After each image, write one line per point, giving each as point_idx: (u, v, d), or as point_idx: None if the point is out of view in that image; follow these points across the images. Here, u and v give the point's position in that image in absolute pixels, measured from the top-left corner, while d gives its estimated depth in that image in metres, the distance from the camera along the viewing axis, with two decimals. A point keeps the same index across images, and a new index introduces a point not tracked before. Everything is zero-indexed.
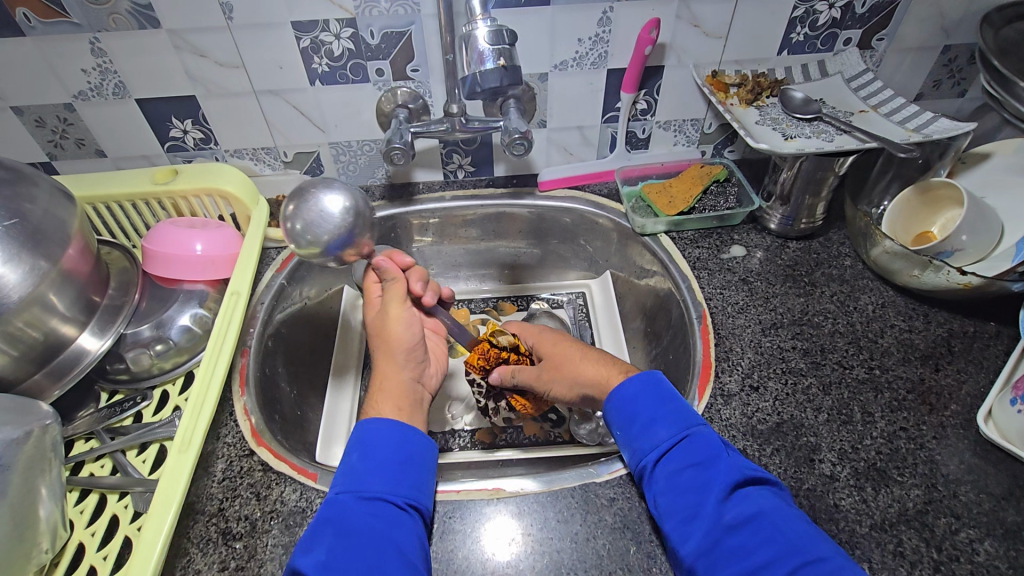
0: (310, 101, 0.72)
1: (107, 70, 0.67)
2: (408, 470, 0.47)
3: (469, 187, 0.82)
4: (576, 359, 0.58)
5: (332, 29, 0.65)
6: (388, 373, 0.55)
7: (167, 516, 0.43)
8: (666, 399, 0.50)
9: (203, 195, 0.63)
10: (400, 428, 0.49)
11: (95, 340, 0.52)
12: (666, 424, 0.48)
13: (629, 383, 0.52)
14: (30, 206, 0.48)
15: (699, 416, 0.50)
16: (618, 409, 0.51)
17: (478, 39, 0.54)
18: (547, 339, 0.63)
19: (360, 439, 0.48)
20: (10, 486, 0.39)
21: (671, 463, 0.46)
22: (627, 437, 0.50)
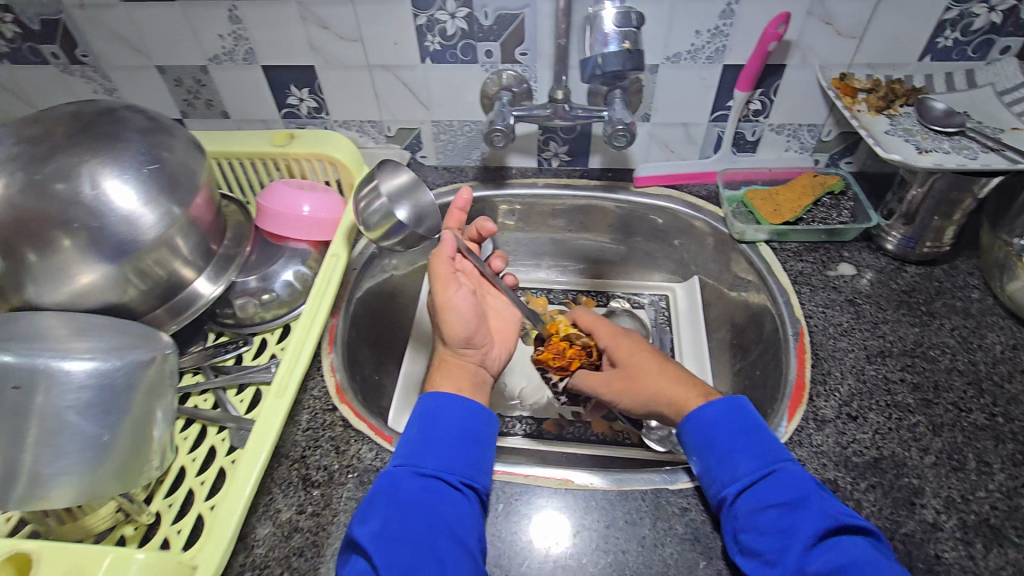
0: (418, 79, 0.74)
1: (240, 37, 0.72)
2: (471, 446, 0.49)
3: (562, 176, 0.81)
4: (658, 372, 0.56)
5: (449, 8, 0.67)
6: (450, 355, 0.57)
7: (262, 451, 0.46)
8: (748, 432, 0.48)
9: (314, 160, 0.66)
10: (462, 404, 0.50)
11: (209, 286, 0.56)
12: (748, 456, 0.46)
13: (712, 408, 0.50)
14: (168, 154, 0.52)
15: (784, 451, 0.47)
16: (695, 434, 0.49)
17: (603, 20, 0.52)
18: (628, 340, 0.62)
19: (431, 408, 0.50)
20: (132, 405, 0.41)
21: (751, 500, 0.44)
22: (703, 467, 0.48)
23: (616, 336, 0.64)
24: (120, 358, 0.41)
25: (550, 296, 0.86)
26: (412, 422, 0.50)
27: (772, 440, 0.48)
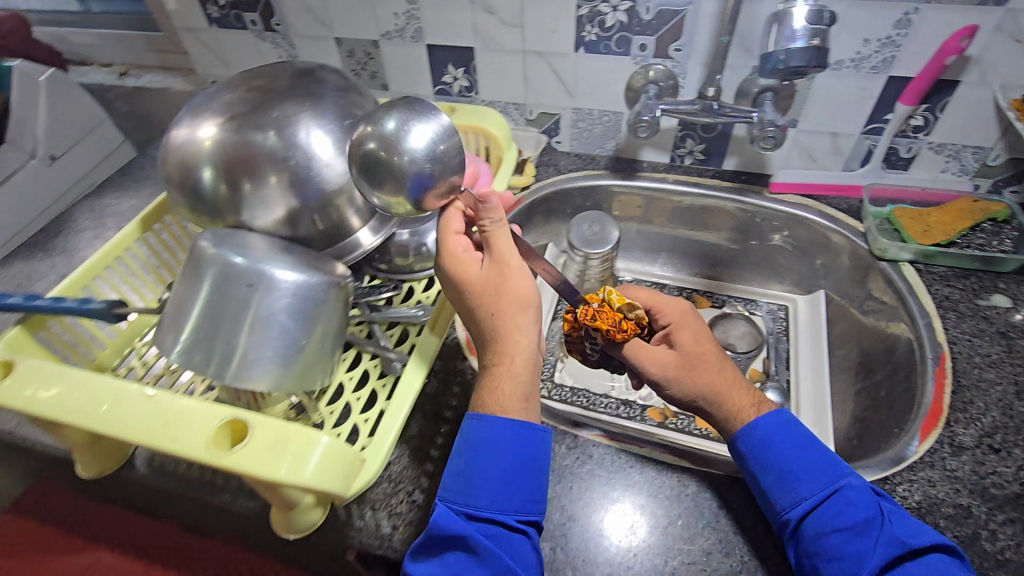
0: (569, 66, 0.77)
1: (413, 16, 0.79)
2: (521, 477, 0.45)
3: (694, 174, 0.82)
4: (720, 366, 0.52)
5: (612, 1, 0.69)
6: (507, 330, 0.49)
7: (419, 374, 0.53)
8: (796, 450, 0.47)
9: (470, 132, 0.71)
10: (510, 432, 0.45)
11: (369, 236, 0.63)
12: (809, 479, 0.46)
13: (760, 423, 0.49)
14: (359, 112, 0.59)
15: (842, 464, 0.47)
16: (749, 452, 0.48)
17: (794, 17, 0.54)
18: (696, 325, 0.55)
19: (475, 438, 0.45)
20: (324, 316, 0.49)
21: (817, 523, 0.44)
22: (763, 486, 0.47)
23: (681, 323, 0.55)
24: (319, 276, 0.49)
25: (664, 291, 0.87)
26: (458, 455, 0.46)
27: (831, 458, 0.47)
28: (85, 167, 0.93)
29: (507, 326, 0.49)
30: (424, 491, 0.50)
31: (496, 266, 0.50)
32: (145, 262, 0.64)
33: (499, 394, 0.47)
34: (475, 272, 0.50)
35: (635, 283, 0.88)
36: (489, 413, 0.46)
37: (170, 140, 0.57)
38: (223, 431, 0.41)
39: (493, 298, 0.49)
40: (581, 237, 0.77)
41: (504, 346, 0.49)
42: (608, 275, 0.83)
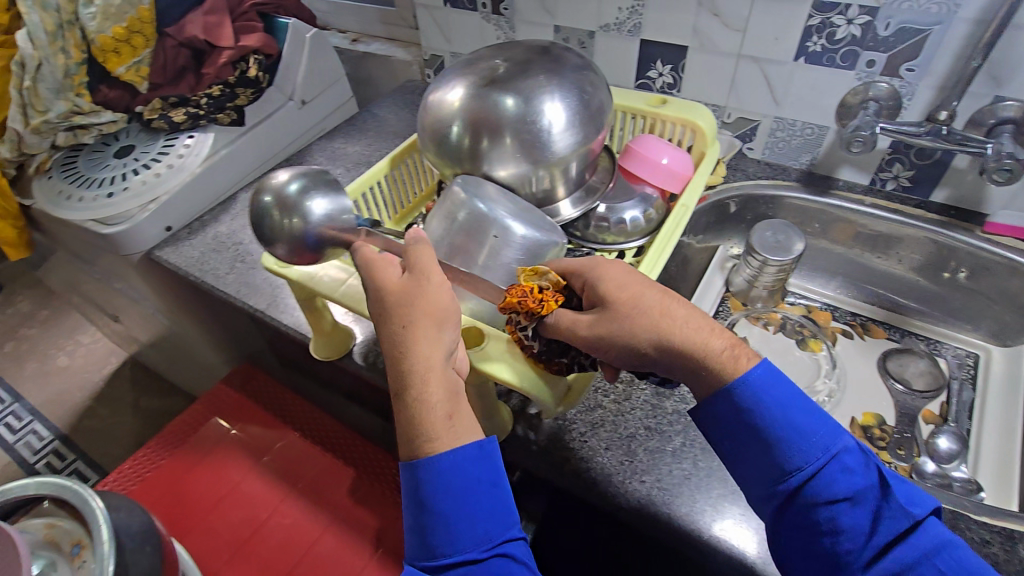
0: (783, 75, 0.78)
1: (636, 12, 0.84)
2: (475, 501, 0.42)
3: (895, 201, 0.79)
4: (654, 316, 0.47)
5: (849, 13, 0.69)
6: (416, 342, 0.44)
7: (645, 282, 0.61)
8: (778, 410, 0.43)
9: (677, 125, 0.74)
10: (454, 463, 0.41)
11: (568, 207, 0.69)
12: (802, 446, 0.42)
13: (751, 380, 0.44)
14: (591, 90, 0.65)
15: (830, 420, 0.43)
16: (731, 421, 0.44)
17: None
18: (622, 268, 0.51)
19: (428, 483, 0.42)
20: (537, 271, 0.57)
21: (813, 497, 0.41)
22: (746, 457, 0.44)
23: (599, 272, 0.51)
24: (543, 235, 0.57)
25: (835, 314, 0.85)
26: (426, 508, 0.42)
27: (824, 420, 0.43)
28: (323, 114, 1.10)
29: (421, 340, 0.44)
30: (597, 437, 0.58)
31: (417, 277, 0.46)
32: (395, 188, 0.73)
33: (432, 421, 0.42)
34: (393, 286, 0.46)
35: (804, 301, 0.86)
36: (427, 460, 0.42)
37: (428, 100, 0.67)
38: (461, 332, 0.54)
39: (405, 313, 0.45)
40: (763, 243, 0.78)
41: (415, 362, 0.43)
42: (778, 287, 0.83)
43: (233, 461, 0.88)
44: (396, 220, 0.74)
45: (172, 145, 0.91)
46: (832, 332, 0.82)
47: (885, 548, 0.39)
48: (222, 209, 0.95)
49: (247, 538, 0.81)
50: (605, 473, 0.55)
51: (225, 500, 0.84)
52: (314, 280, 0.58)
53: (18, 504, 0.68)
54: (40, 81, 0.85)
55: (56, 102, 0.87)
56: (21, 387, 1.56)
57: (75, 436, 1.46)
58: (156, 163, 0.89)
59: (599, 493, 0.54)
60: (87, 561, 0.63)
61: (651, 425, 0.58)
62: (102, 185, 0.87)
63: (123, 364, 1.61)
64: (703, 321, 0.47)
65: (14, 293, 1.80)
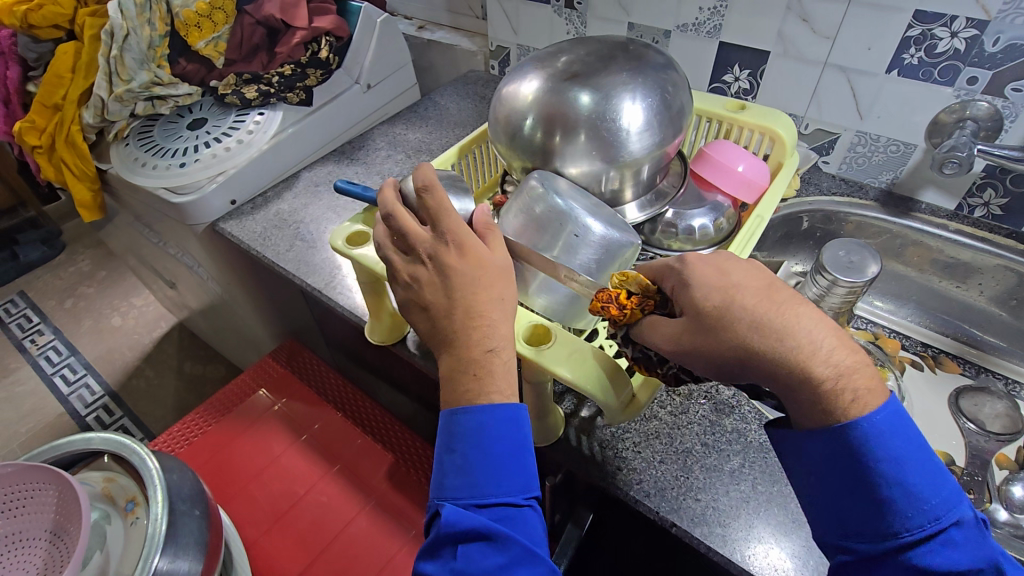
0: (872, 87, 0.74)
1: (718, 13, 0.81)
2: (517, 461, 0.43)
3: (983, 229, 0.74)
4: (748, 323, 0.41)
5: (954, 26, 0.65)
6: (484, 305, 0.45)
7: None
8: (889, 465, 0.37)
9: (756, 132, 0.71)
10: (501, 418, 0.43)
11: (634, 210, 0.67)
12: (912, 506, 0.37)
13: (870, 423, 0.38)
14: (671, 90, 0.63)
15: (951, 487, 0.38)
16: (832, 462, 0.39)
17: None
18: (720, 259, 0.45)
19: (470, 433, 0.43)
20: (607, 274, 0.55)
21: (905, 563, 0.36)
22: (838, 501, 0.39)
23: (688, 273, 0.45)
24: (620, 232, 0.56)
25: (904, 342, 0.81)
26: (451, 450, 0.44)
27: (944, 483, 0.37)
28: (387, 98, 1.10)
29: (489, 311, 0.45)
30: (653, 452, 0.56)
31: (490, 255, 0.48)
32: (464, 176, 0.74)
33: (491, 377, 0.44)
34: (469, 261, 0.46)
35: (871, 326, 0.83)
36: (474, 409, 0.43)
37: (503, 92, 0.66)
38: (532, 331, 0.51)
39: (475, 279, 0.45)
40: (835, 262, 0.74)
41: (482, 323, 0.45)
42: (845, 310, 0.79)
43: (276, 435, 0.89)
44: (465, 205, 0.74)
45: (243, 120, 0.93)
46: (900, 361, 0.78)
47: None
48: (285, 186, 0.97)
49: (285, 512, 0.82)
50: (659, 487, 0.53)
51: (266, 471, 0.86)
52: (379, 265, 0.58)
53: (79, 456, 0.71)
54: (126, 51, 0.88)
55: (139, 72, 0.89)
56: (78, 343, 1.63)
57: (124, 393, 1.52)
58: (228, 137, 0.91)
59: (652, 508, 0.52)
60: (140, 518, 0.66)
61: (709, 441, 0.56)
62: (176, 155, 0.89)
63: (173, 329, 1.67)
64: (805, 324, 0.40)
65: (76, 252, 1.88)
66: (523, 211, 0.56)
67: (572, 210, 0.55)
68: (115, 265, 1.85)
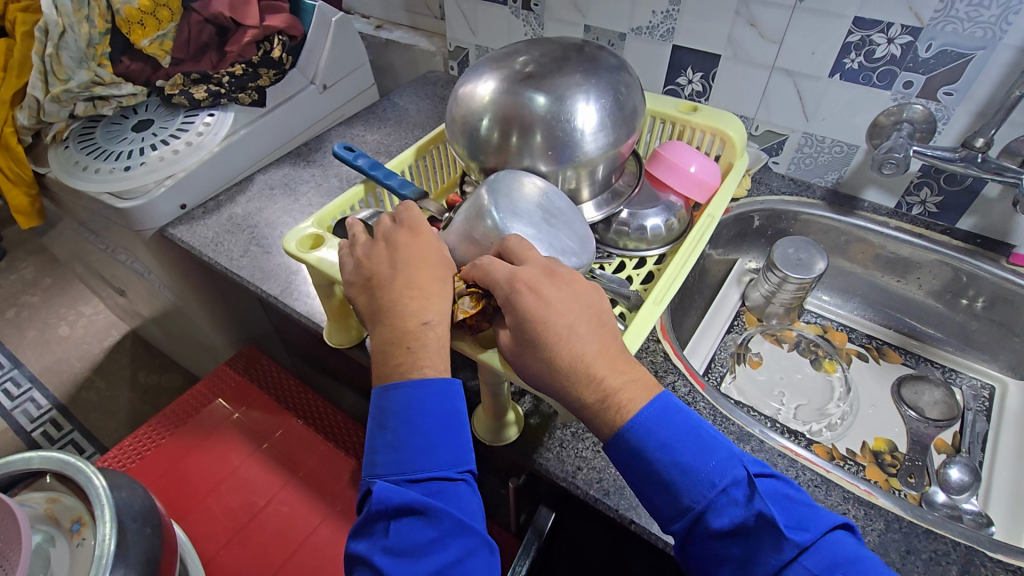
0: (816, 90, 0.77)
1: (671, 17, 0.83)
2: (450, 433, 0.44)
3: (920, 226, 0.78)
4: (545, 355, 0.43)
5: (890, 32, 0.68)
6: (421, 279, 0.48)
7: (676, 279, 0.59)
8: (662, 452, 0.41)
9: (707, 133, 0.73)
10: (430, 392, 0.44)
11: (594, 210, 0.68)
12: (690, 482, 0.40)
13: (638, 423, 0.42)
14: (625, 91, 0.64)
15: (723, 450, 0.42)
16: (627, 458, 0.42)
17: None
18: (541, 281, 0.45)
19: (403, 409, 0.44)
20: None
21: (701, 530, 0.40)
22: (642, 494, 0.42)
23: (505, 287, 0.45)
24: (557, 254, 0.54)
25: (851, 336, 0.84)
26: (383, 427, 0.45)
27: (712, 453, 0.41)
28: (344, 99, 1.09)
29: (427, 285, 0.48)
30: None
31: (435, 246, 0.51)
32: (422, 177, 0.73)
33: (423, 352, 0.46)
34: (412, 242, 0.51)
35: (820, 320, 0.86)
36: (405, 385, 0.45)
37: (459, 92, 0.66)
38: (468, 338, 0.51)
39: (419, 256, 0.49)
40: (785, 259, 0.77)
41: (418, 297, 0.47)
42: (795, 306, 0.82)
43: (234, 446, 0.86)
44: (436, 195, 0.75)
45: (191, 122, 0.90)
46: (847, 353, 0.81)
47: (780, 574, 0.37)
48: (238, 190, 0.94)
49: (244, 525, 0.80)
50: (618, 485, 0.53)
51: (224, 483, 0.83)
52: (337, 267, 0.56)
53: (20, 476, 0.68)
54: (64, 49, 0.85)
55: (78, 71, 0.86)
56: (20, 354, 1.55)
57: (72, 406, 1.45)
58: (175, 139, 0.88)
59: (611, 506, 0.52)
60: (86, 540, 0.63)
61: None
62: (119, 158, 0.86)
63: (124, 337, 1.60)
64: (603, 341, 0.44)
65: (17, 259, 1.79)
66: (466, 223, 0.55)
67: (503, 233, 0.53)
68: (61, 272, 1.76)
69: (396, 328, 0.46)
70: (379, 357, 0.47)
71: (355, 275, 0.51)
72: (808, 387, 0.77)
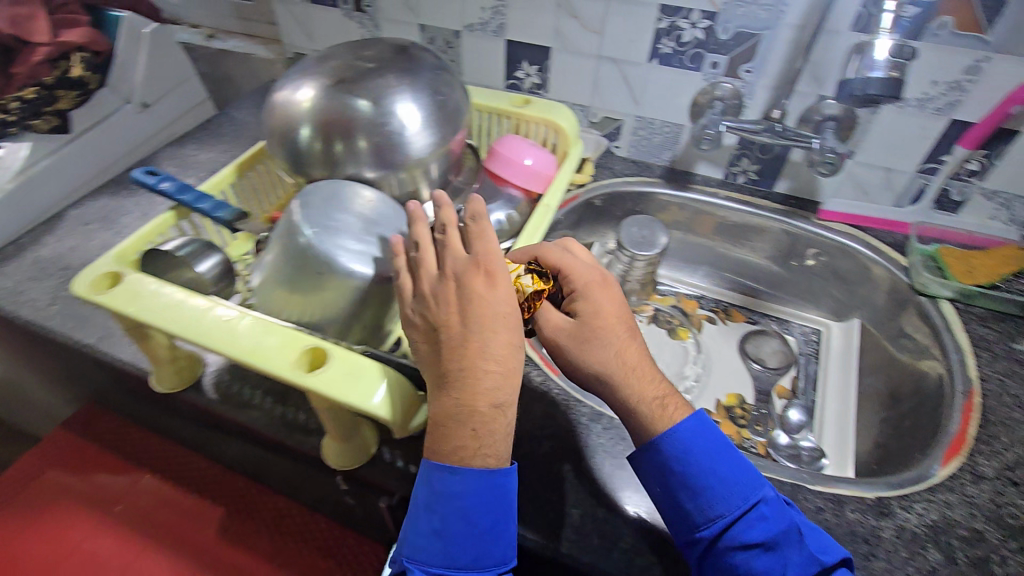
0: (640, 76, 0.81)
1: (499, 12, 0.83)
2: (493, 530, 0.43)
3: (745, 193, 0.85)
4: (613, 351, 0.50)
5: (692, 17, 0.73)
6: (488, 343, 0.43)
7: None
8: (705, 459, 0.47)
9: (541, 125, 0.74)
10: (482, 486, 0.42)
11: (436, 208, 0.67)
12: (721, 495, 0.46)
13: (682, 428, 0.48)
14: (448, 91, 0.63)
15: (751, 472, 0.48)
16: (670, 461, 0.47)
17: (874, 49, 0.61)
18: (609, 285, 0.53)
19: (449, 495, 0.42)
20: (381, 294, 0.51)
21: (727, 539, 0.44)
22: (677, 500, 0.47)
23: (586, 287, 0.52)
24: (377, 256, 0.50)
25: (702, 302, 0.90)
26: (431, 511, 0.42)
27: (745, 470, 0.47)
28: (172, 117, 1.00)
29: (510, 355, 0.44)
30: None
31: (496, 279, 0.46)
32: (247, 197, 0.68)
33: (491, 440, 0.42)
34: (478, 283, 0.46)
35: (673, 291, 0.91)
36: (462, 469, 0.42)
37: (273, 101, 0.62)
38: (300, 356, 0.45)
39: (496, 311, 0.44)
40: (630, 239, 0.80)
41: (496, 373, 0.43)
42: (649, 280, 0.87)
43: (73, 520, 0.77)
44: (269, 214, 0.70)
45: None
46: (698, 318, 0.87)
47: None
48: (46, 229, 0.83)
49: None
50: None
51: (65, 563, 0.73)
52: (142, 293, 0.50)
53: None
54: None
55: None
56: None
57: None
58: None
59: None
60: None
61: (523, 431, 0.57)
62: None
63: None
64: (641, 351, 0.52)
65: None
66: (282, 235, 0.51)
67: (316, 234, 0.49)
68: None
69: (465, 404, 0.42)
70: (430, 430, 0.43)
71: (419, 315, 0.47)
72: (665, 355, 0.81)
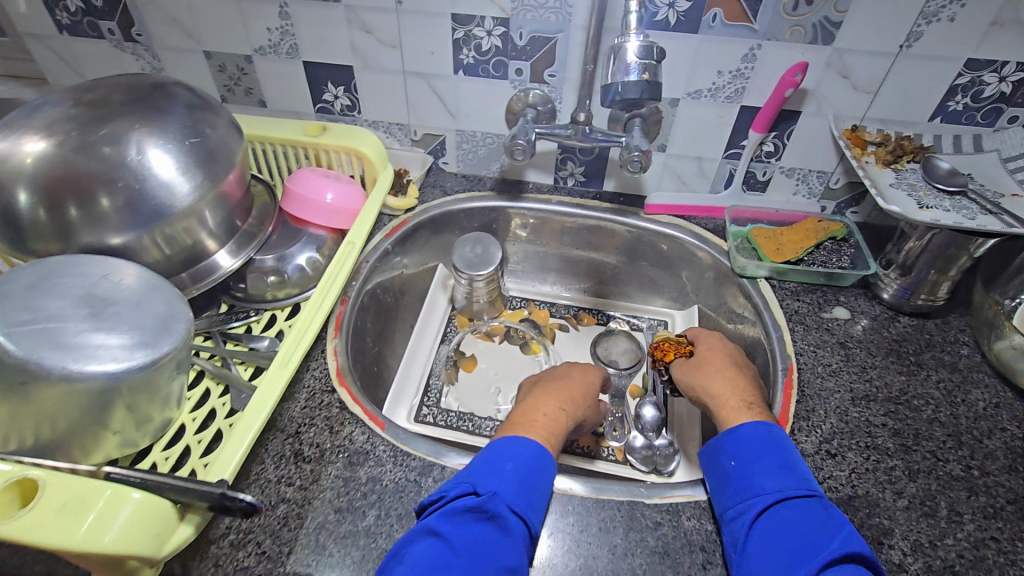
0: (449, 88, 0.77)
1: (287, 32, 0.76)
2: (526, 510, 0.45)
3: (575, 196, 0.84)
4: (727, 370, 0.60)
5: (486, 25, 0.70)
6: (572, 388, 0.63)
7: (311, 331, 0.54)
8: (785, 448, 0.50)
9: (343, 153, 0.68)
10: (543, 462, 0.48)
11: (228, 258, 0.59)
12: (788, 477, 0.48)
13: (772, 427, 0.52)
14: (210, 131, 0.55)
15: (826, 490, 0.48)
16: (739, 444, 0.51)
17: (627, 52, 0.59)
18: (713, 335, 0.65)
19: (515, 459, 0.48)
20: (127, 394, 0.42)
21: (785, 511, 0.45)
22: (744, 472, 0.49)
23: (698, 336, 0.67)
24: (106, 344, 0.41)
25: (553, 310, 0.88)
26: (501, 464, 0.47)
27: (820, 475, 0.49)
28: None
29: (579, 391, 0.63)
30: (274, 541, 0.47)
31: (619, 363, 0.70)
32: None
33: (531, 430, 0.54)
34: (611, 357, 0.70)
35: (525, 302, 0.89)
36: (533, 444, 0.50)
37: None
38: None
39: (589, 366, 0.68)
40: (465, 260, 0.76)
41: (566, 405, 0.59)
42: (496, 295, 0.84)
43: None
44: None
45: None
46: (550, 329, 0.85)
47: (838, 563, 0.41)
48: None
49: None
50: None
51: None
52: None
53: None
54: None
55: None
56: None
57: None
58: None
59: None
60: None
61: (343, 504, 0.50)
62: None
63: None
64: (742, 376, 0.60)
65: None
66: None
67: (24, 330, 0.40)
68: None
69: (541, 411, 0.57)
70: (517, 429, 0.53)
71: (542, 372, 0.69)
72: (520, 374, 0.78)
